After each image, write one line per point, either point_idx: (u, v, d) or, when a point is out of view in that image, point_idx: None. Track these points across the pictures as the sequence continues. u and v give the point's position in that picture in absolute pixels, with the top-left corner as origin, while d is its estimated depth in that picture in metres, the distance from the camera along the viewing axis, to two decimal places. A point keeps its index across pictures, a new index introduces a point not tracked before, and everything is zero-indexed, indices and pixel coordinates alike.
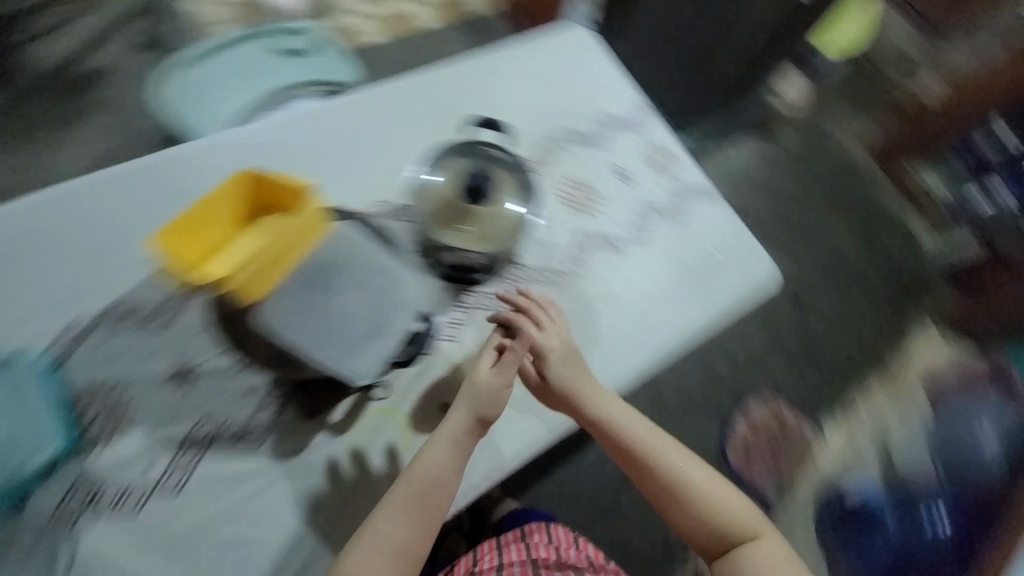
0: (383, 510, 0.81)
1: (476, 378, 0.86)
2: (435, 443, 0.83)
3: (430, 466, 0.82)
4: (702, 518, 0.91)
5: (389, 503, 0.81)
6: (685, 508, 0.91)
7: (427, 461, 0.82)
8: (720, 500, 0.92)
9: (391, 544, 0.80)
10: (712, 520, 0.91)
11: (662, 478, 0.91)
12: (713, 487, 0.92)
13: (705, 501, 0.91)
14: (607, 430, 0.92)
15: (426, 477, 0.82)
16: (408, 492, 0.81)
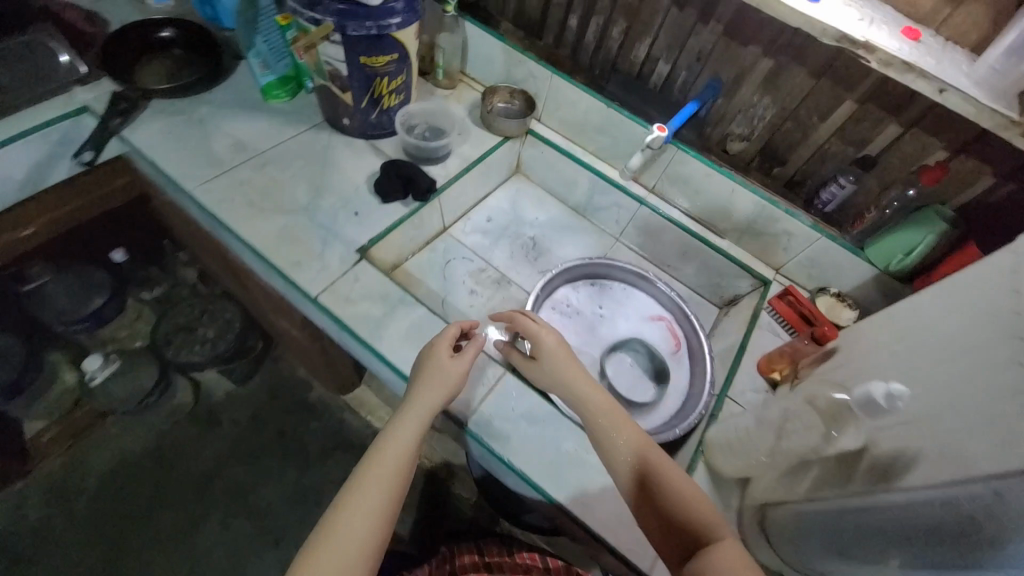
0: (361, 493, 0.62)
1: (438, 370, 0.73)
2: (424, 393, 0.71)
3: (401, 451, 0.67)
4: (670, 511, 0.61)
5: (366, 481, 0.63)
6: (650, 485, 0.63)
7: (394, 445, 0.67)
8: (694, 502, 0.62)
9: (366, 538, 0.59)
10: (676, 509, 0.61)
11: (626, 440, 0.67)
12: (681, 483, 0.63)
13: (673, 477, 0.64)
14: (547, 372, 0.76)
15: (395, 467, 0.65)
16: (389, 471, 0.64)
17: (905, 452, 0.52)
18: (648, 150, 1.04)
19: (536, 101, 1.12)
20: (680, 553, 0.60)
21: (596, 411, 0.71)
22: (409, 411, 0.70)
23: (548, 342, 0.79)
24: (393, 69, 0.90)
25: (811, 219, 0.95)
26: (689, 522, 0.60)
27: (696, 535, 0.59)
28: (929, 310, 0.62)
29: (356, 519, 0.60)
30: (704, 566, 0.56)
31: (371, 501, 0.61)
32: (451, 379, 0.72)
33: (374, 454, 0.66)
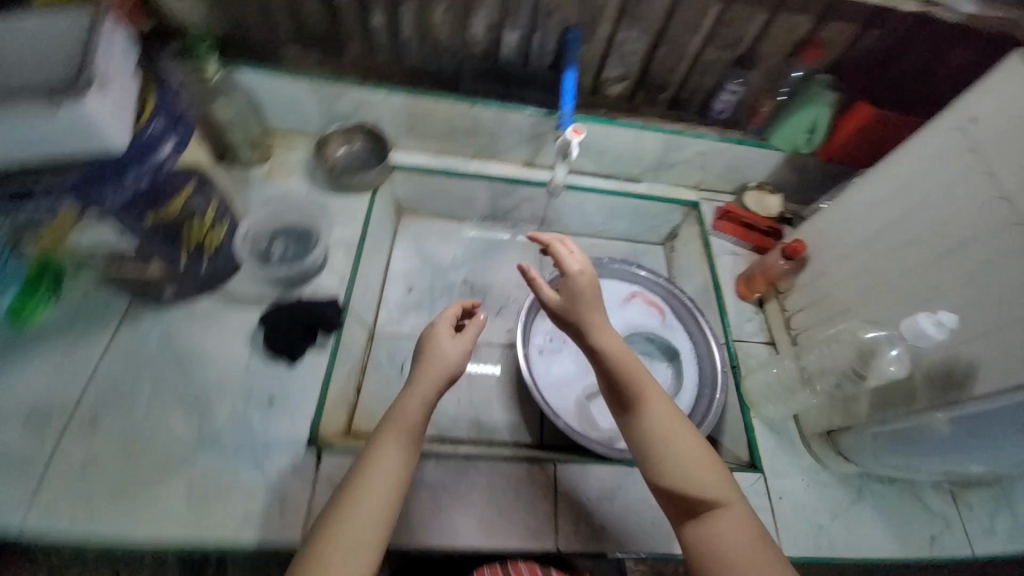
0: (366, 483, 0.51)
1: (436, 353, 0.62)
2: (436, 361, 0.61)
3: (405, 437, 0.55)
4: (679, 476, 0.53)
5: (364, 485, 0.51)
6: (659, 446, 0.55)
7: (400, 428, 0.55)
8: (704, 468, 0.53)
9: (369, 533, 0.49)
10: (679, 475, 0.53)
11: (637, 397, 0.57)
12: (691, 453, 0.54)
13: (683, 445, 0.55)
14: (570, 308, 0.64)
15: (398, 463, 0.53)
16: (388, 467, 0.53)
17: (959, 360, 0.55)
18: (535, 132, 0.91)
19: (381, 130, 0.91)
20: (681, 513, 0.53)
21: (612, 365, 0.59)
22: (416, 388, 0.58)
23: (578, 272, 0.65)
24: (197, 198, 0.69)
25: (714, 133, 0.92)
26: (694, 487, 0.53)
27: (701, 499, 0.52)
28: (889, 204, 0.65)
29: (359, 519, 0.49)
30: (707, 536, 0.51)
31: (371, 506, 0.50)
32: (451, 355, 0.62)
33: (378, 444, 0.54)
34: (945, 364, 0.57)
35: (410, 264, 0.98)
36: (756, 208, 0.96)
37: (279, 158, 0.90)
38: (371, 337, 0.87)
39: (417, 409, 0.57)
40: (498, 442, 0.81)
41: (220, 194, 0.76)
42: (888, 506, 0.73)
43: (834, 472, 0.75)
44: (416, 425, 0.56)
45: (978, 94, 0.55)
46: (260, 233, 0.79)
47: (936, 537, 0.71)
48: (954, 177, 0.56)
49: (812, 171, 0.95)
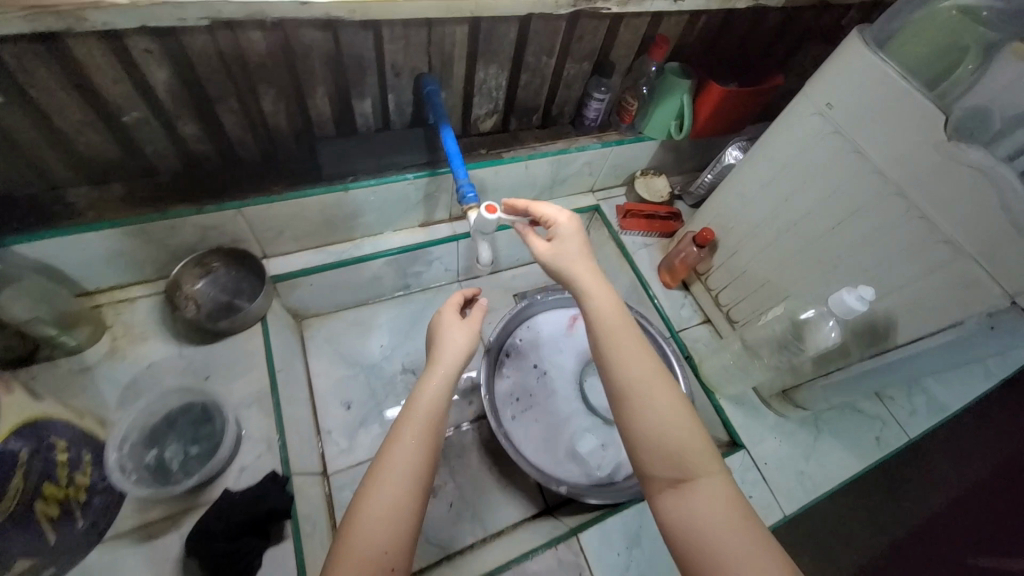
0: (395, 450, 0.51)
1: (444, 335, 0.61)
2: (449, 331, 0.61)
3: (432, 407, 0.54)
4: (657, 438, 0.49)
5: (405, 438, 0.51)
6: (638, 402, 0.51)
7: (423, 399, 0.54)
8: (681, 429, 0.50)
9: (401, 502, 0.48)
10: (656, 438, 0.49)
11: (617, 355, 0.54)
12: (672, 411, 0.50)
13: (663, 410, 0.50)
14: (558, 260, 0.59)
15: (430, 431, 0.53)
16: (419, 430, 0.52)
17: (879, 315, 0.62)
18: (424, 194, 0.82)
19: (242, 248, 0.75)
20: (654, 479, 0.49)
21: (597, 316, 0.56)
22: (437, 363, 0.58)
23: (565, 225, 0.61)
24: (33, 466, 0.51)
25: (595, 141, 0.91)
26: (669, 453, 0.48)
27: (680, 468, 0.48)
28: (775, 186, 0.70)
29: (389, 488, 0.48)
30: (683, 507, 0.46)
31: (398, 477, 0.49)
32: (459, 339, 0.61)
33: (405, 415, 0.54)
34: (867, 320, 0.64)
35: (335, 376, 0.85)
36: (650, 196, 0.99)
37: (115, 321, 0.71)
38: (325, 481, 0.75)
39: (439, 382, 0.56)
40: (508, 529, 0.77)
41: (73, 423, 0.57)
42: (841, 429, 0.84)
43: (796, 420, 0.83)
44: (444, 393, 0.56)
45: (824, 81, 0.60)
46: (137, 438, 0.62)
47: (881, 436, 0.84)
48: (824, 158, 0.62)
49: (685, 148, 1.00)
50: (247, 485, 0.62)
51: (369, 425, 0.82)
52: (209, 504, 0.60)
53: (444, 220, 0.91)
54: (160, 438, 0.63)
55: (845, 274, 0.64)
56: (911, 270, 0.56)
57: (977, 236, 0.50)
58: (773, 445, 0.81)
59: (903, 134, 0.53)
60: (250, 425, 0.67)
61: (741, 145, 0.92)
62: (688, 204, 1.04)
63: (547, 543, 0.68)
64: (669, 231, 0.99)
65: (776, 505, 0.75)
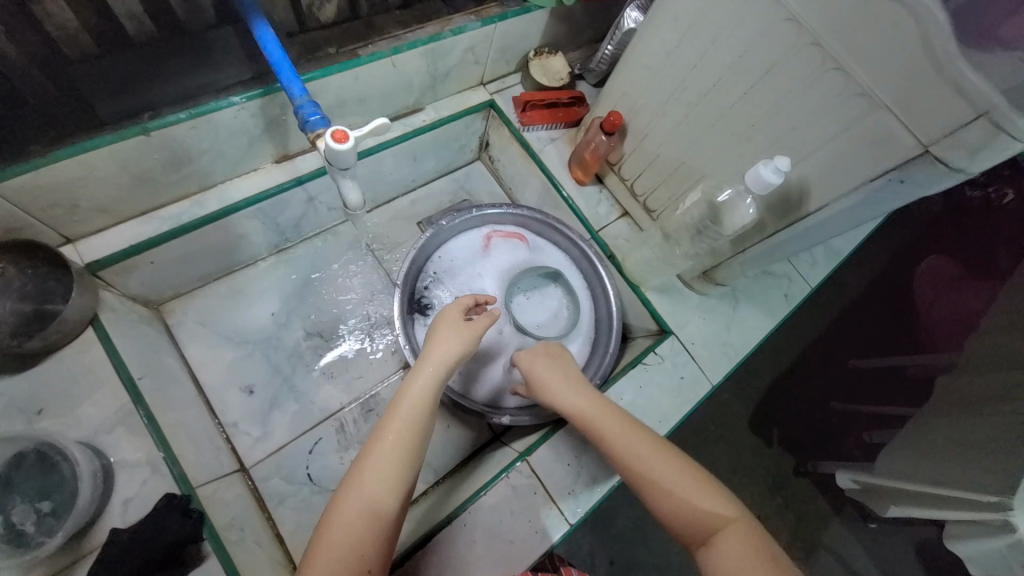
0: (380, 447, 0.47)
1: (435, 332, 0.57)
2: (440, 343, 0.56)
3: (421, 401, 0.51)
4: (681, 510, 0.49)
5: (387, 444, 0.47)
6: (654, 486, 0.51)
7: (407, 400, 0.50)
8: (700, 492, 0.50)
9: (381, 498, 0.45)
10: (680, 514, 0.49)
11: (626, 440, 0.55)
12: (689, 482, 0.51)
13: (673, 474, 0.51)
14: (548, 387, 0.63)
15: (416, 413, 0.49)
16: (404, 424, 0.49)
17: (792, 182, 0.59)
18: (265, 120, 0.63)
19: (25, 237, 0.56)
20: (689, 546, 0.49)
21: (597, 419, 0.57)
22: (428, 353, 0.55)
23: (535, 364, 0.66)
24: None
25: (472, 18, 0.74)
26: (692, 518, 0.48)
27: (705, 525, 0.48)
28: (682, 50, 0.61)
29: (367, 489, 0.45)
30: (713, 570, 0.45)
31: (378, 486, 0.45)
32: (447, 333, 0.57)
33: (386, 419, 0.49)
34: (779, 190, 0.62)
35: (226, 360, 0.73)
36: (548, 81, 0.86)
37: None
38: (246, 476, 0.67)
39: (429, 374, 0.53)
40: (459, 466, 0.76)
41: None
42: (756, 293, 0.86)
43: (717, 295, 0.84)
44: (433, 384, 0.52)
45: None
46: None
47: (789, 293, 0.88)
48: (733, 7, 0.53)
49: (579, 15, 0.85)
50: (138, 517, 0.52)
51: (283, 403, 0.73)
52: (95, 551, 0.50)
53: (306, 149, 0.73)
54: (0, 496, 0.50)
55: (758, 143, 0.59)
56: (825, 129, 0.52)
57: (891, 81, 0.45)
58: (696, 325, 0.82)
59: None
60: (122, 452, 0.54)
61: (639, 3, 0.78)
62: (591, 84, 0.92)
63: (499, 474, 0.67)
64: (574, 120, 0.88)
65: (705, 379, 0.78)
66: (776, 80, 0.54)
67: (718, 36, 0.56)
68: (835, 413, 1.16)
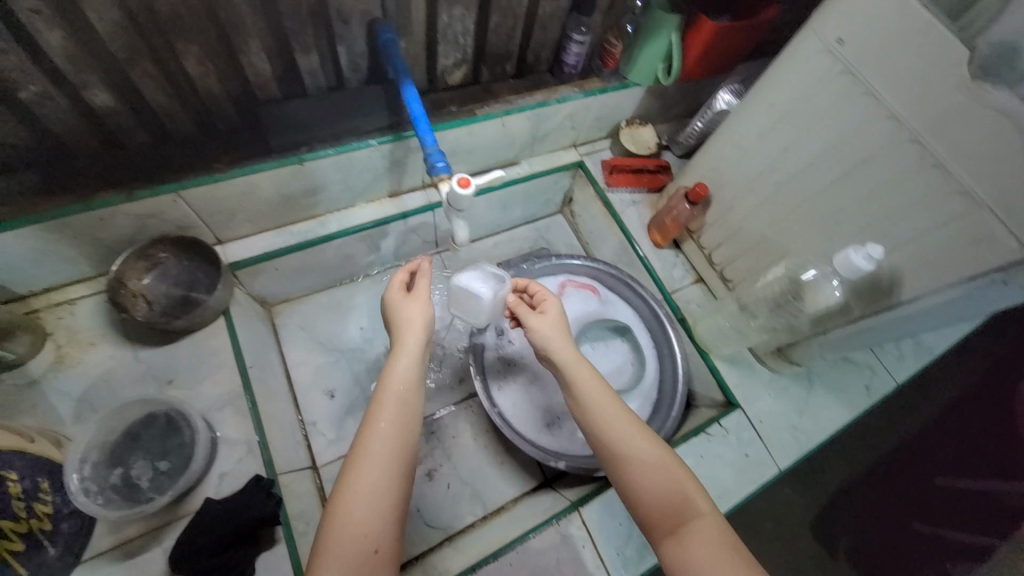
0: (372, 437, 0.47)
1: (403, 316, 0.56)
2: (415, 316, 0.55)
3: (406, 391, 0.51)
4: (649, 494, 0.50)
5: (379, 426, 0.48)
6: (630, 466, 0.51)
7: (395, 384, 0.51)
8: (666, 473, 0.51)
9: (382, 487, 0.45)
10: (652, 494, 0.50)
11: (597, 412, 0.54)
12: (665, 470, 0.51)
13: (645, 450, 0.52)
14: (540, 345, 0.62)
15: (405, 401, 0.50)
16: (395, 413, 0.49)
17: (881, 270, 0.59)
18: (391, 160, 0.73)
19: (190, 235, 0.67)
20: (654, 534, 0.49)
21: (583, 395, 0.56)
22: (403, 338, 0.54)
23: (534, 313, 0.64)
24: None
25: (576, 90, 0.82)
26: (662, 504, 0.49)
27: (674, 514, 0.49)
28: (777, 133, 0.64)
29: (370, 471, 0.45)
30: (683, 559, 0.46)
31: (377, 466, 0.46)
32: (415, 314, 0.55)
33: (377, 401, 0.50)
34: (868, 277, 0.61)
35: (315, 364, 0.81)
36: (637, 148, 0.92)
37: (56, 328, 0.63)
38: (316, 474, 0.72)
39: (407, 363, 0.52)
40: (506, 506, 0.76)
41: (23, 450, 0.51)
42: (833, 380, 0.83)
43: (790, 375, 0.82)
44: (415, 372, 0.53)
45: (835, 12, 0.53)
46: (101, 457, 0.57)
47: (871, 384, 0.83)
48: (837, 101, 0.56)
49: (673, 92, 0.92)
50: (229, 492, 0.58)
51: (356, 412, 0.79)
52: (191, 515, 0.56)
53: (416, 188, 0.83)
54: (126, 450, 0.58)
55: (849, 228, 0.60)
56: (923, 223, 0.53)
57: (995, 184, 0.46)
58: (766, 403, 0.79)
59: (923, 73, 0.48)
60: (226, 429, 0.62)
61: (733, 87, 0.83)
62: (677, 155, 0.97)
63: (549, 519, 0.67)
64: (657, 186, 0.93)
65: (772, 461, 0.75)
66: (873, 174, 0.55)
67: (814, 127, 0.59)
68: (912, 532, 1.02)
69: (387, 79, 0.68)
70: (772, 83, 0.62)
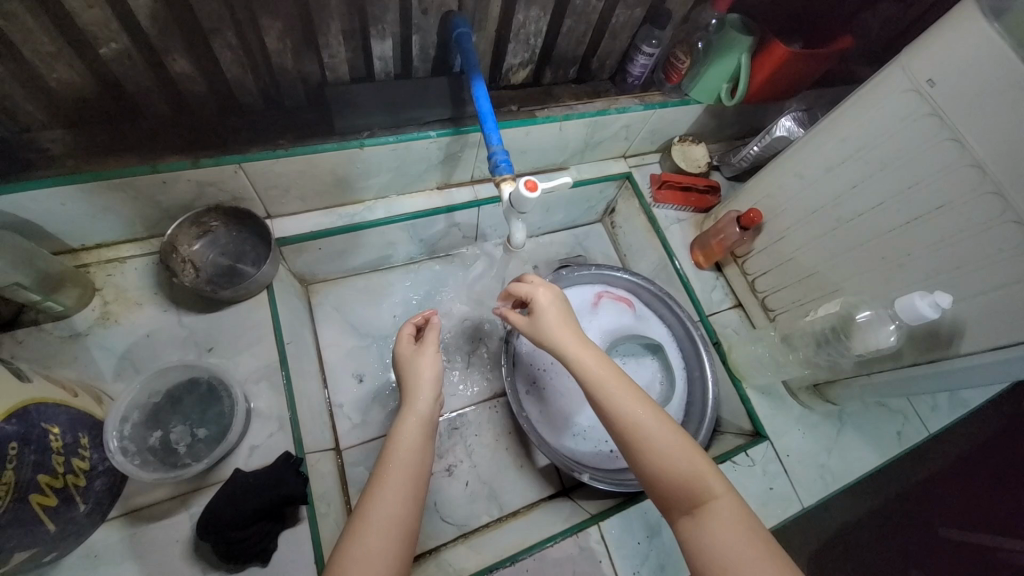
0: (377, 500, 0.47)
1: (412, 372, 0.57)
2: (428, 375, 0.57)
3: (411, 454, 0.51)
4: (659, 469, 0.49)
5: (386, 479, 0.48)
6: (638, 443, 0.50)
7: (403, 441, 0.51)
8: (681, 456, 0.49)
9: (393, 540, 0.45)
10: (662, 470, 0.49)
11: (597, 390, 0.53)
12: (670, 442, 0.50)
13: (656, 433, 0.50)
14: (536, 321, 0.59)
15: (410, 465, 0.50)
16: (400, 477, 0.48)
17: (944, 322, 0.59)
18: (446, 153, 0.73)
19: (244, 206, 0.68)
20: (670, 510, 0.49)
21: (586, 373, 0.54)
22: (413, 398, 0.55)
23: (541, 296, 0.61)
24: (25, 458, 0.44)
25: (636, 101, 0.82)
26: (675, 482, 0.48)
27: (688, 494, 0.48)
28: (846, 170, 0.63)
29: (380, 524, 0.45)
30: (699, 536, 0.46)
31: (391, 517, 0.46)
32: (426, 370, 0.57)
33: (385, 459, 0.50)
34: (927, 326, 0.62)
35: (346, 347, 0.81)
36: (687, 166, 0.91)
37: (105, 284, 0.64)
38: (338, 456, 0.73)
39: (413, 423, 0.53)
40: (522, 511, 0.76)
41: (67, 404, 0.50)
42: (865, 423, 0.81)
43: (821, 412, 0.80)
44: (420, 435, 0.52)
45: (929, 50, 0.51)
46: (140, 418, 0.57)
47: (902, 431, 0.81)
48: (916, 145, 0.55)
49: (731, 113, 0.90)
50: (259, 465, 0.59)
51: (382, 399, 0.78)
52: (221, 483, 0.57)
53: (464, 182, 0.83)
54: (166, 415, 0.59)
55: (912, 272, 0.59)
56: (998, 276, 0.52)
57: None
58: (796, 438, 0.78)
59: (1016, 123, 0.46)
60: (260, 402, 0.63)
61: (795, 115, 0.81)
62: (726, 176, 0.96)
63: (566, 529, 0.66)
64: (704, 206, 0.92)
65: (795, 497, 0.74)
66: (945, 225, 0.54)
67: (887, 170, 0.58)
68: None
69: (456, 71, 0.68)
70: (847, 117, 0.61)
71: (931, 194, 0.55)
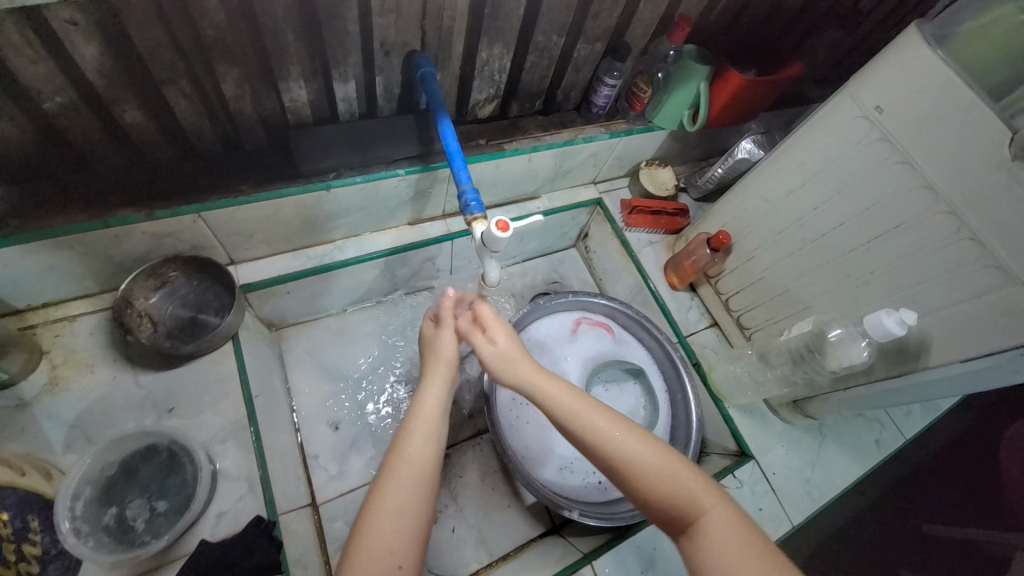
0: (395, 466, 0.46)
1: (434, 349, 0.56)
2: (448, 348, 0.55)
3: (432, 428, 0.49)
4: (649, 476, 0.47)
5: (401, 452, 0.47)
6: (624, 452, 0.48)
7: (421, 414, 0.50)
8: (665, 463, 0.48)
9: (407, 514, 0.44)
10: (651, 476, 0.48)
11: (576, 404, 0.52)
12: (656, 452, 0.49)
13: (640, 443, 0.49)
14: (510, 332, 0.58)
15: (426, 457, 0.47)
16: (421, 447, 0.48)
17: (911, 335, 0.61)
18: (416, 190, 0.72)
19: (205, 255, 0.65)
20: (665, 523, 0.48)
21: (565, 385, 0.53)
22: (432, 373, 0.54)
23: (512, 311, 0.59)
24: None
25: (603, 130, 0.83)
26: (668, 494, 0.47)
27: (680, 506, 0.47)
28: (807, 192, 0.65)
29: (396, 498, 0.45)
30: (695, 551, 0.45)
31: (404, 490, 0.45)
32: (445, 348, 0.56)
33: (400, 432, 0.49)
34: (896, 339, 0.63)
35: (320, 393, 0.78)
36: (655, 189, 0.92)
37: (53, 346, 0.60)
38: (314, 512, 0.68)
39: (433, 398, 0.51)
40: (512, 553, 0.73)
41: (15, 486, 0.48)
42: (844, 433, 0.82)
43: (802, 427, 0.81)
44: (435, 429, 0.49)
45: (874, 81, 0.54)
46: (94, 494, 0.53)
47: (880, 439, 0.83)
48: (871, 169, 0.57)
49: (693, 137, 0.93)
50: (227, 533, 0.55)
51: (360, 446, 0.75)
52: (185, 559, 0.52)
53: (436, 217, 0.82)
54: (122, 489, 0.54)
55: (876, 288, 0.61)
56: (959, 290, 0.53)
57: None
58: (780, 455, 0.78)
59: (960, 148, 0.49)
60: (226, 462, 0.59)
61: (755, 137, 0.84)
62: (693, 197, 0.98)
63: (559, 572, 0.63)
64: (675, 228, 0.94)
65: (784, 516, 0.73)
66: (902, 243, 0.57)
67: (846, 189, 0.60)
68: None
69: (422, 108, 0.68)
70: (804, 141, 0.63)
71: (890, 214, 0.57)
